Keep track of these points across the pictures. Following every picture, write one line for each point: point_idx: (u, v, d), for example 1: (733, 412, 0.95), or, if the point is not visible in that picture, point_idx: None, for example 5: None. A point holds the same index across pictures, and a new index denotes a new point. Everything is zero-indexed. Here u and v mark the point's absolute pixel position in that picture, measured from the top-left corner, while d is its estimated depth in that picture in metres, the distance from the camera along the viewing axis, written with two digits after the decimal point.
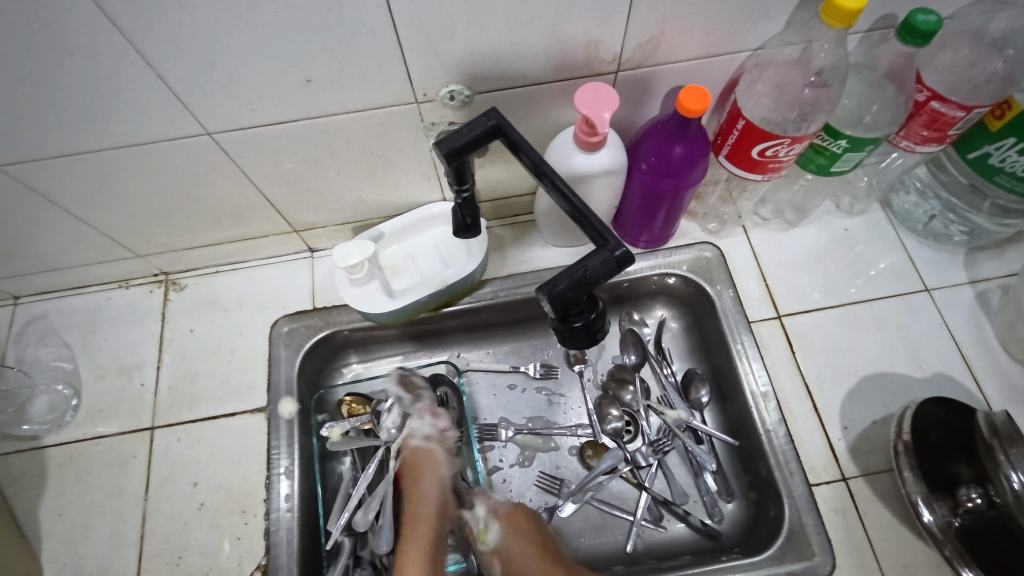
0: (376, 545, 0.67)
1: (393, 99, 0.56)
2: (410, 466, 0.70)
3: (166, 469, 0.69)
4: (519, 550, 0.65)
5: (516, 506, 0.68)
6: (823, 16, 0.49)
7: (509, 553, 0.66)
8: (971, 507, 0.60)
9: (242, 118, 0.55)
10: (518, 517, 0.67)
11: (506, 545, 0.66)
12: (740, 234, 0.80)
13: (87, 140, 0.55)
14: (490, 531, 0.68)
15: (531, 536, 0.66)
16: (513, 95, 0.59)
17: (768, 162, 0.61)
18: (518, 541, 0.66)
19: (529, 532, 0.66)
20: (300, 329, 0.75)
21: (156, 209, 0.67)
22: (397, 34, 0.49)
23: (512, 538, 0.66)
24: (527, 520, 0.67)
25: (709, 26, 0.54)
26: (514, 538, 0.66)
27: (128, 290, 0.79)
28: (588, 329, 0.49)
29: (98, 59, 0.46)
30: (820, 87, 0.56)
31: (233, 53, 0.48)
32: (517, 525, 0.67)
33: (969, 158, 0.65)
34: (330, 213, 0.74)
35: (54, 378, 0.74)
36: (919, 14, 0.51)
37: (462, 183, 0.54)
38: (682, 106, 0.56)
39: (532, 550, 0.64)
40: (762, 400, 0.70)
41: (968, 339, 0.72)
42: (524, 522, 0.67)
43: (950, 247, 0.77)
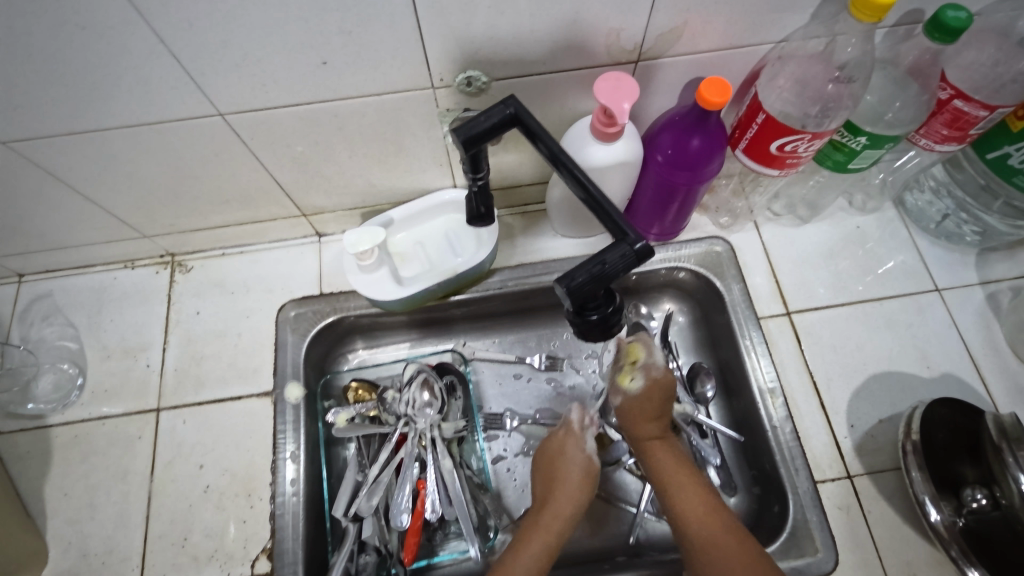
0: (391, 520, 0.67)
1: (409, 83, 0.55)
2: (554, 468, 0.67)
3: (172, 452, 0.69)
4: (643, 407, 0.65)
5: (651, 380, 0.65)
6: (852, 9, 0.48)
7: (636, 408, 0.66)
8: (975, 507, 0.60)
9: (255, 99, 0.54)
10: (659, 394, 0.65)
11: (633, 404, 0.66)
12: (751, 229, 0.80)
13: (96, 118, 0.54)
14: (638, 378, 0.66)
15: (658, 412, 0.65)
16: (531, 82, 0.58)
17: (785, 157, 0.60)
18: (638, 410, 0.66)
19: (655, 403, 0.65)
20: (307, 314, 0.75)
21: (165, 190, 0.66)
22: (417, 16, 0.48)
23: (636, 402, 0.66)
24: (663, 396, 0.65)
25: (733, 16, 0.53)
26: (648, 406, 0.65)
27: (134, 270, 0.79)
28: (603, 323, 0.48)
29: (109, 34, 0.45)
30: (843, 82, 0.55)
31: (248, 33, 0.47)
32: (646, 403, 0.65)
33: (988, 158, 0.64)
34: (340, 198, 0.73)
35: (59, 357, 0.74)
36: (949, 10, 0.50)
37: (477, 171, 0.53)
38: (702, 99, 0.55)
39: (653, 425, 0.65)
40: (770, 396, 0.70)
41: (976, 339, 0.72)
42: (656, 395, 0.65)
43: (962, 247, 0.77)
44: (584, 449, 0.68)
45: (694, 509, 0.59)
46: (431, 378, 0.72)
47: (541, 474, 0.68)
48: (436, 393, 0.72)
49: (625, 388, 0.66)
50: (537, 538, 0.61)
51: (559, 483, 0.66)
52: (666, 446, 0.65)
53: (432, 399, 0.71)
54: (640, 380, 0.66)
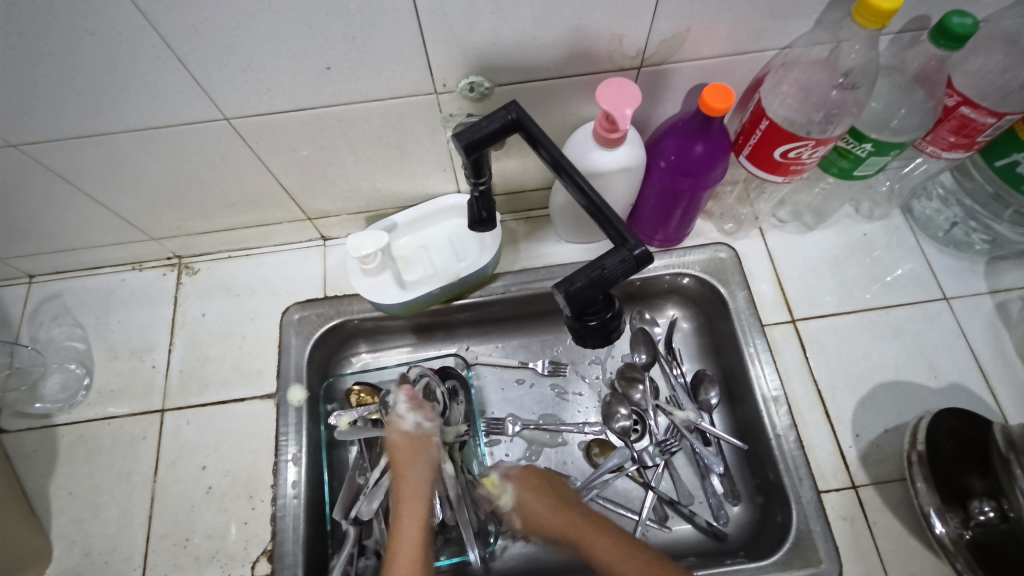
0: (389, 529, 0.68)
1: (412, 89, 0.55)
2: (399, 455, 0.68)
3: (175, 452, 0.70)
4: (535, 509, 0.67)
5: (523, 471, 0.69)
6: (855, 15, 0.47)
7: (529, 509, 0.67)
8: (984, 520, 0.59)
9: (260, 104, 0.55)
10: (533, 481, 0.68)
11: (524, 506, 0.67)
12: (756, 235, 0.79)
13: (104, 122, 0.55)
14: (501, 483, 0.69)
15: (540, 487, 0.68)
16: (534, 88, 0.58)
17: (790, 163, 0.60)
18: (536, 503, 0.67)
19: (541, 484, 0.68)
20: (311, 317, 0.75)
21: (172, 193, 0.67)
22: (420, 22, 0.48)
23: (526, 496, 0.67)
24: (539, 477, 0.69)
25: (736, 22, 0.53)
26: (534, 504, 0.67)
27: (141, 272, 0.80)
28: (602, 329, 0.48)
29: (117, 40, 0.46)
30: (848, 88, 0.55)
31: (253, 39, 0.47)
32: (530, 482, 0.68)
33: (996, 165, 0.64)
34: (344, 202, 0.74)
35: (67, 357, 0.75)
36: (955, 16, 0.49)
37: (479, 176, 0.53)
38: (705, 104, 0.55)
39: (546, 496, 0.67)
40: (774, 404, 0.69)
41: (985, 349, 0.71)
42: (529, 474, 0.69)
43: (971, 255, 0.76)
44: (404, 427, 0.68)
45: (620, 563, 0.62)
46: (434, 381, 0.72)
47: (393, 463, 0.68)
48: (438, 396, 0.72)
49: (506, 504, 0.68)
50: (410, 542, 0.62)
51: (405, 472, 0.67)
52: (552, 503, 0.67)
53: (433, 402, 0.71)
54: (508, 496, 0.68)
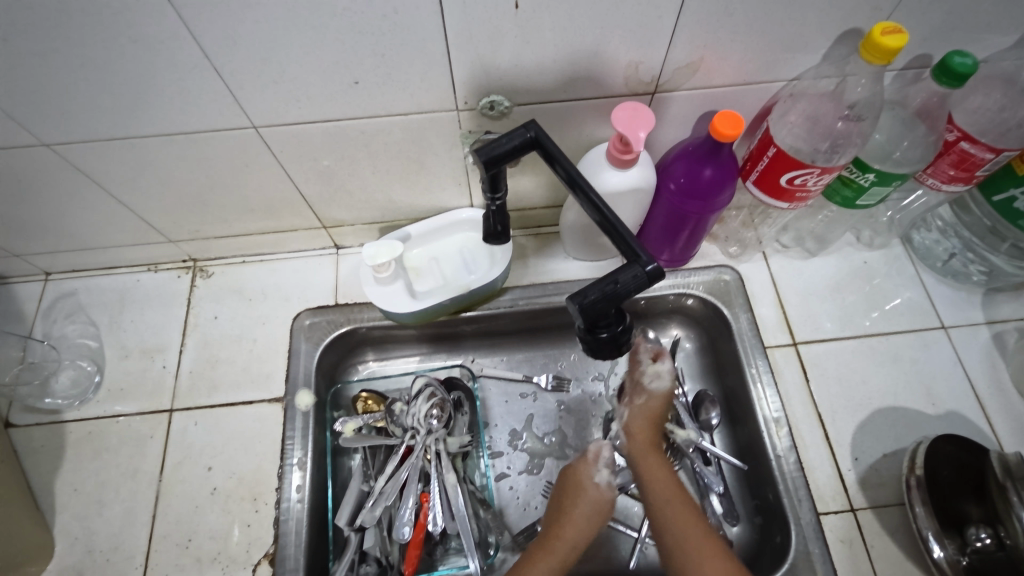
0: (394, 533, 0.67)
1: (434, 105, 0.57)
2: (572, 497, 0.66)
3: (182, 453, 0.71)
4: (644, 417, 0.69)
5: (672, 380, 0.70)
6: (862, 51, 0.50)
7: (648, 408, 0.69)
8: (980, 546, 0.60)
9: (288, 114, 0.57)
10: (657, 402, 0.69)
11: (648, 407, 0.69)
12: (759, 259, 0.81)
13: (137, 126, 0.57)
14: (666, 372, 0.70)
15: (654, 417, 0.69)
16: (551, 109, 0.60)
17: (795, 190, 0.62)
18: (654, 411, 0.69)
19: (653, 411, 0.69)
20: (321, 323, 0.77)
21: (194, 197, 0.69)
22: (447, 42, 0.50)
23: (654, 400, 0.69)
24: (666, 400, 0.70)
25: (748, 54, 0.55)
26: (654, 405, 0.69)
27: (156, 273, 0.81)
28: (613, 341, 0.49)
29: (158, 48, 0.48)
30: (853, 121, 0.57)
31: (287, 53, 0.49)
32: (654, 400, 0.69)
33: (994, 200, 0.66)
34: (360, 212, 0.75)
35: (78, 354, 0.76)
36: (956, 56, 0.52)
37: (496, 191, 0.55)
38: (716, 131, 0.57)
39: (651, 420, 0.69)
40: (775, 426, 0.70)
41: (981, 378, 0.73)
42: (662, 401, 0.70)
43: (968, 286, 0.78)
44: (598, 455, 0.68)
45: (667, 497, 0.62)
46: (438, 393, 0.73)
47: (568, 506, 0.65)
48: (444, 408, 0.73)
49: (650, 386, 0.70)
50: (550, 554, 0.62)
51: (573, 515, 0.64)
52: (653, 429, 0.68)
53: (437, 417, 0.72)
54: (656, 379, 0.70)
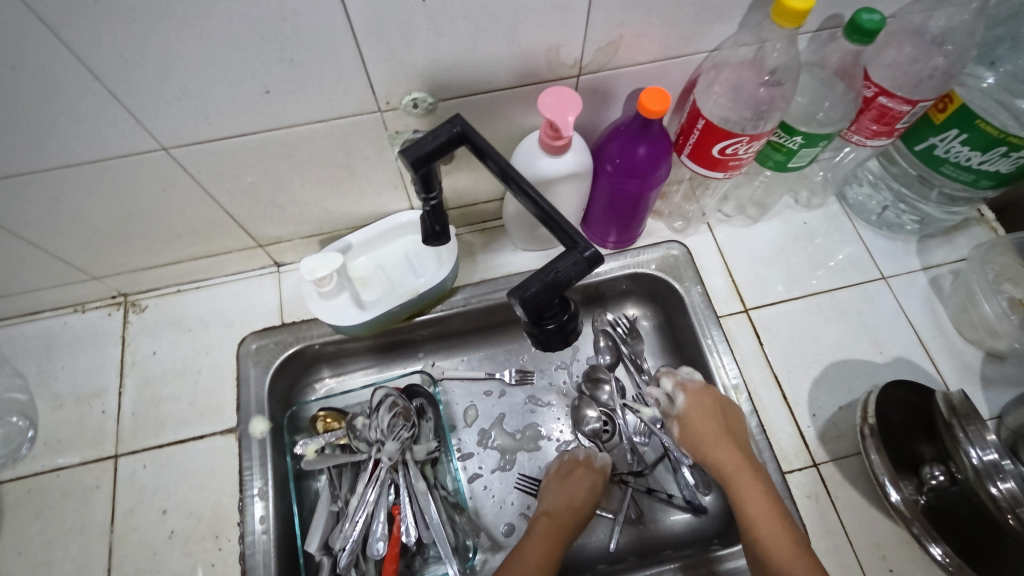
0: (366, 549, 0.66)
1: (355, 108, 0.55)
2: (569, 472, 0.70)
3: (133, 498, 0.67)
4: (701, 438, 0.66)
5: (706, 384, 0.69)
6: (773, 17, 0.50)
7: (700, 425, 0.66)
8: (935, 484, 0.63)
9: (199, 132, 0.54)
10: (698, 406, 0.67)
11: (691, 422, 0.67)
12: (705, 231, 0.82)
13: (32, 160, 0.52)
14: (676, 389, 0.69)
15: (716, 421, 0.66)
16: (477, 101, 0.59)
17: (728, 160, 0.62)
18: (705, 428, 0.66)
19: (723, 419, 0.66)
20: (269, 345, 0.73)
21: (112, 228, 0.65)
22: (357, 42, 0.48)
23: (692, 415, 0.67)
24: (714, 401, 0.68)
25: (666, 28, 0.55)
26: (698, 416, 0.67)
27: (84, 314, 0.76)
28: (561, 331, 0.48)
29: (40, 74, 0.44)
30: (774, 86, 0.58)
31: (186, 66, 0.46)
32: (693, 411, 0.67)
33: (916, 150, 0.68)
34: (295, 226, 0.72)
35: (7, 410, 0.70)
36: (864, 14, 0.52)
37: (429, 192, 0.53)
38: (643, 108, 0.56)
39: (710, 433, 0.66)
40: (734, 393, 0.72)
41: (923, 322, 0.76)
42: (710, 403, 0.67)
43: (902, 236, 0.81)
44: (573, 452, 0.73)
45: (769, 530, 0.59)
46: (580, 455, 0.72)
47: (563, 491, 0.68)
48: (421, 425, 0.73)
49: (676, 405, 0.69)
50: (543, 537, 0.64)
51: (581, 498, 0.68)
52: (717, 442, 0.65)
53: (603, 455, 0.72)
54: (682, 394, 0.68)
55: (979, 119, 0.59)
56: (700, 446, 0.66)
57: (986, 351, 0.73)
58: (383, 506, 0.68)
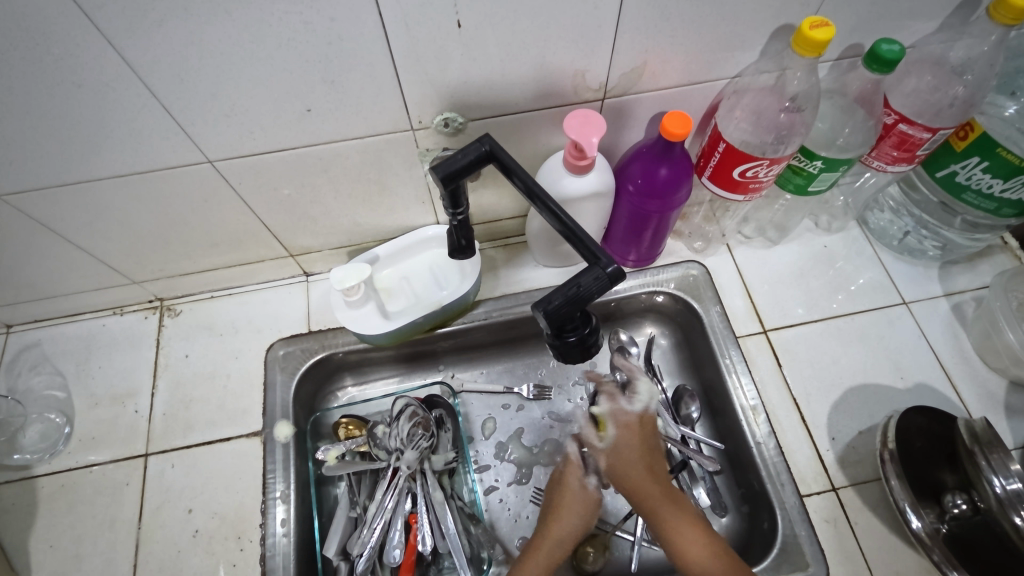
0: (383, 557, 0.67)
1: (389, 126, 0.58)
2: (560, 501, 0.68)
3: (160, 496, 0.69)
4: (626, 459, 0.66)
5: (642, 415, 0.70)
6: (794, 46, 0.52)
7: (624, 454, 0.67)
8: (957, 513, 0.61)
9: (243, 146, 0.57)
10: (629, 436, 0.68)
11: (620, 451, 0.67)
12: (724, 252, 0.83)
13: (88, 169, 0.56)
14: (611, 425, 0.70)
15: (640, 453, 0.67)
16: (505, 121, 0.61)
17: (748, 183, 0.64)
18: (631, 452, 0.67)
19: (645, 452, 0.66)
20: (297, 352, 0.76)
21: (154, 235, 0.68)
22: (395, 65, 0.51)
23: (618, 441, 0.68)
24: (643, 437, 0.68)
25: (689, 55, 0.57)
26: (627, 446, 0.67)
27: (122, 316, 0.80)
28: (581, 344, 0.50)
29: (103, 91, 0.48)
30: (794, 112, 0.59)
31: (236, 86, 0.50)
32: (625, 441, 0.68)
33: (937, 176, 0.69)
34: (326, 237, 0.75)
35: (46, 406, 0.74)
36: (883, 44, 0.54)
37: (457, 207, 0.56)
38: (666, 131, 0.58)
39: (638, 461, 0.66)
40: (752, 414, 0.72)
41: (945, 348, 0.75)
42: (636, 437, 0.68)
43: (925, 261, 0.81)
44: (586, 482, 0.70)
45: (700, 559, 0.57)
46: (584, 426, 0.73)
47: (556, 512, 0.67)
48: (440, 435, 0.75)
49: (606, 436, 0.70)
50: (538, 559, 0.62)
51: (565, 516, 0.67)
52: (641, 465, 0.65)
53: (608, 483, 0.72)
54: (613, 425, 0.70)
55: (1001, 148, 0.60)
56: (621, 467, 0.66)
57: (1010, 379, 0.72)
58: (400, 514, 0.69)
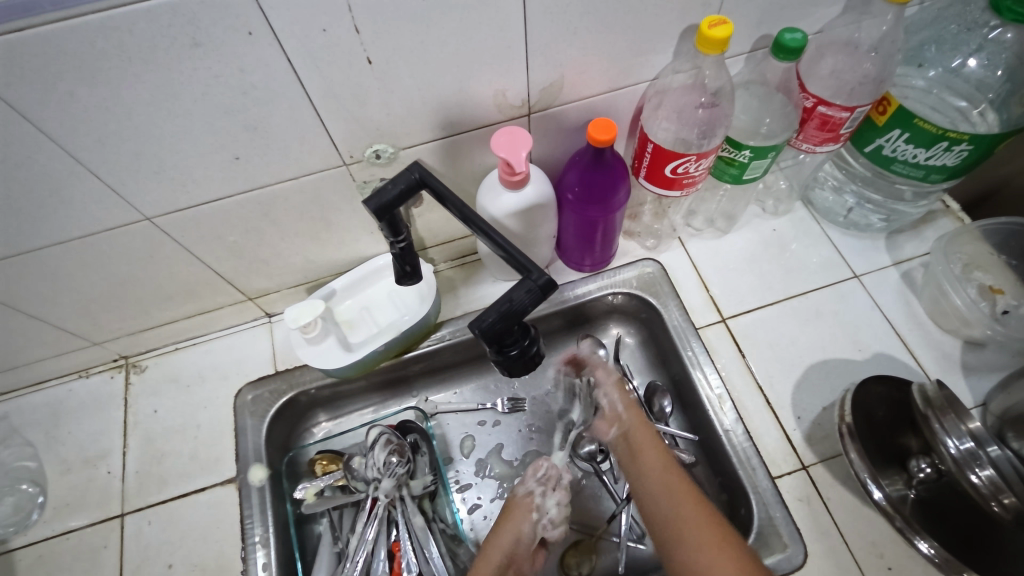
0: None
1: (321, 164, 0.59)
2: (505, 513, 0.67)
3: (139, 555, 0.69)
4: (637, 433, 0.67)
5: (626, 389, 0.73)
6: (698, 46, 0.53)
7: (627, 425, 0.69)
8: (923, 477, 0.63)
9: (179, 200, 0.57)
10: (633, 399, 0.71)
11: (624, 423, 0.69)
12: (677, 246, 0.84)
13: (27, 240, 0.57)
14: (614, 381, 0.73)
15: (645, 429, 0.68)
16: (436, 146, 0.62)
17: (682, 178, 0.65)
18: (636, 427, 0.68)
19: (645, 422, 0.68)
20: (264, 395, 0.76)
21: (107, 295, 0.69)
22: (314, 106, 0.52)
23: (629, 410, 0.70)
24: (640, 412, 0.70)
25: (604, 63, 0.59)
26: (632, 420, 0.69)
27: (88, 379, 0.80)
28: (524, 356, 0.50)
29: (29, 163, 0.49)
30: (712, 106, 0.61)
31: (160, 143, 0.51)
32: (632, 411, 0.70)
33: (866, 151, 0.71)
34: (281, 278, 0.76)
35: (17, 478, 0.73)
36: (786, 33, 0.56)
37: (397, 235, 0.57)
38: (592, 138, 0.60)
39: (639, 432, 0.67)
40: (718, 402, 0.73)
41: (898, 316, 0.77)
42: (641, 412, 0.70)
43: (871, 234, 0.82)
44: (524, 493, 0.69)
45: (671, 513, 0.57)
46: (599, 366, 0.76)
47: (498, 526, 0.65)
48: (417, 461, 0.75)
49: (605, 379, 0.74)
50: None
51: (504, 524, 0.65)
52: (649, 441, 0.66)
53: (557, 510, 0.69)
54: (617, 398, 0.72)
55: (918, 118, 0.62)
56: (632, 437, 0.67)
57: (964, 339, 0.74)
58: (383, 544, 0.69)
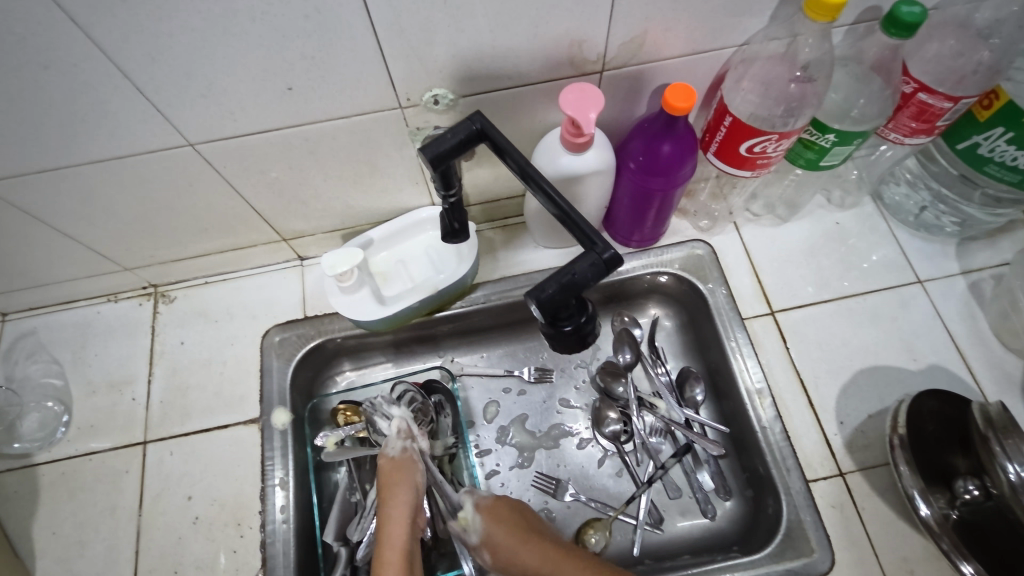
0: None
1: (375, 105, 0.55)
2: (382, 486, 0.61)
3: (159, 484, 0.69)
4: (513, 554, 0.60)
5: (490, 497, 0.64)
6: (806, 10, 0.48)
7: (493, 538, 0.61)
8: (968, 499, 0.60)
9: (224, 128, 0.54)
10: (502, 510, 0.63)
11: (495, 543, 0.61)
12: (731, 230, 0.80)
13: (65, 155, 0.54)
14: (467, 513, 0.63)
15: (511, 526, 0.61)
16: (498, 97, 0.58)
17: (756, 158, 0.60)
18: (502, 534, 0.61)
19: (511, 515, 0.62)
20: (292, 338, 0.75)
21: (142, 221, 0.67)
22: (377, 39, 0.48)
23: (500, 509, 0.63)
24: (508, 509, 0.64)
25: (693, 22, 0.53)
26: (498, 533, 0.61)
27: (117, 303, 0.79)
28: (578, 333, 0.48)
29: (73, 72, 0.46)
30: (806, 82, 0.55)
31: (211, 64, 0.47)
32: (495, 521, 0.62)
33: (959, 148, 0.65)
34: (318, 221, 0.73)
35: (43, 395, 0.73)
36: (903, 5, 0.50)
37: (449, 189, 0.53)
38: (668, 104, 0.55)
39: (513, 534, 0.61)
40: (757, 397, 0.70)
41: (961, 328, 0.72)
42: (500, 514, 0.63)
43: (942, 238, 0.77)
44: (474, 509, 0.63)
45: None
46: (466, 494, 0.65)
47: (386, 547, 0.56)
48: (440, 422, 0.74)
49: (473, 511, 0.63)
50: None
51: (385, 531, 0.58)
52: (524, 542, 0.60)
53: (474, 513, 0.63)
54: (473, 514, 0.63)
55: None
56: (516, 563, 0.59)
57: None
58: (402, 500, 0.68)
